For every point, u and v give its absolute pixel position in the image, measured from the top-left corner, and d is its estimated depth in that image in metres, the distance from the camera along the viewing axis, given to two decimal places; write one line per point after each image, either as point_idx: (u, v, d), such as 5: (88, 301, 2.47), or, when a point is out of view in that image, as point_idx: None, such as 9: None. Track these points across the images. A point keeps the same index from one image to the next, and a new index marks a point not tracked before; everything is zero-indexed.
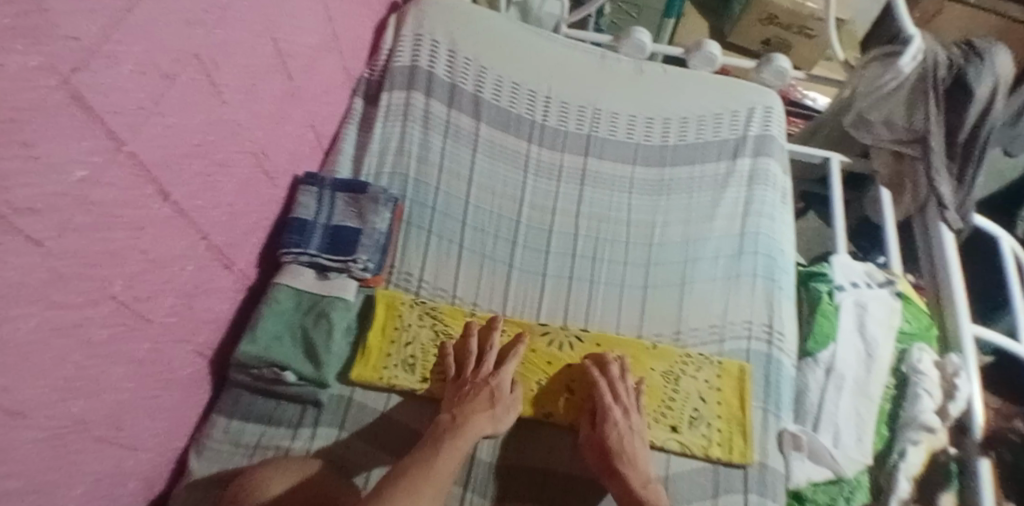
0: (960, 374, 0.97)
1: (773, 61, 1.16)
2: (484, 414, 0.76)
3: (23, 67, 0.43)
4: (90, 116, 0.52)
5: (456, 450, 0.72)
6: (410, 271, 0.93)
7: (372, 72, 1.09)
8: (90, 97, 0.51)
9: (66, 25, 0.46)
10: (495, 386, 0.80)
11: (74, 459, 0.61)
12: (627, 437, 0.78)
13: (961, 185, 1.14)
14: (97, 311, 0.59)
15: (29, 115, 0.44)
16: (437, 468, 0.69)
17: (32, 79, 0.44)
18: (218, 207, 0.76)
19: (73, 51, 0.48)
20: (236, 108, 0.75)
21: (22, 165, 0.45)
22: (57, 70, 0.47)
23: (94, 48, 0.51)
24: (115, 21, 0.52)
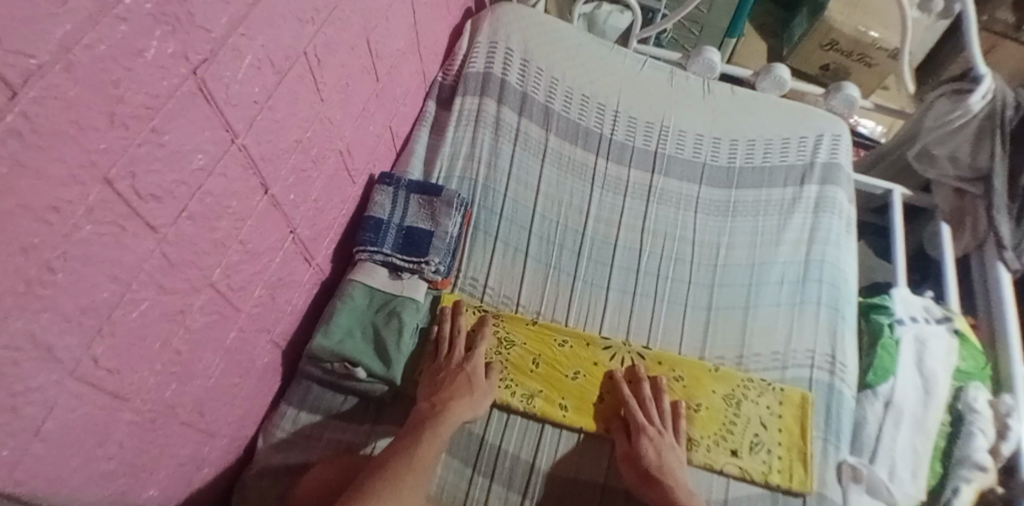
0: (1013, 414, 0.93)
1: (843, 89, 1.15)
2: (463, 401, 0.78)
3: (160, 53, 0.44)
4: (213, 108, 0.53)
5: (435, 438, 0.73)
6: (477, 277, 0.94)
7: (445, 76, 1.11)
8: (216, 88, 0.53)
9: (200, 15, 0.47)
10: (470, 370, 0.82)
11: (160, 441, 0.62)
12: (667, 451, 0.78)
13: (1020, 224, 1.11)
14: (199, 299, 0.60)
15: (162, 102, 0.46)
16: (415, 455, 0.70)
17: (166, 66, 0.45)
18: (306, 202, 0.77)
19: (204, 42, 0.49)
20: (331, 106, 0.77)
21: (151, 151, 0.46)
22: (189, 60, 0.48)
23: (222, 40, 0.52)
24: (242, 15, 0.53)
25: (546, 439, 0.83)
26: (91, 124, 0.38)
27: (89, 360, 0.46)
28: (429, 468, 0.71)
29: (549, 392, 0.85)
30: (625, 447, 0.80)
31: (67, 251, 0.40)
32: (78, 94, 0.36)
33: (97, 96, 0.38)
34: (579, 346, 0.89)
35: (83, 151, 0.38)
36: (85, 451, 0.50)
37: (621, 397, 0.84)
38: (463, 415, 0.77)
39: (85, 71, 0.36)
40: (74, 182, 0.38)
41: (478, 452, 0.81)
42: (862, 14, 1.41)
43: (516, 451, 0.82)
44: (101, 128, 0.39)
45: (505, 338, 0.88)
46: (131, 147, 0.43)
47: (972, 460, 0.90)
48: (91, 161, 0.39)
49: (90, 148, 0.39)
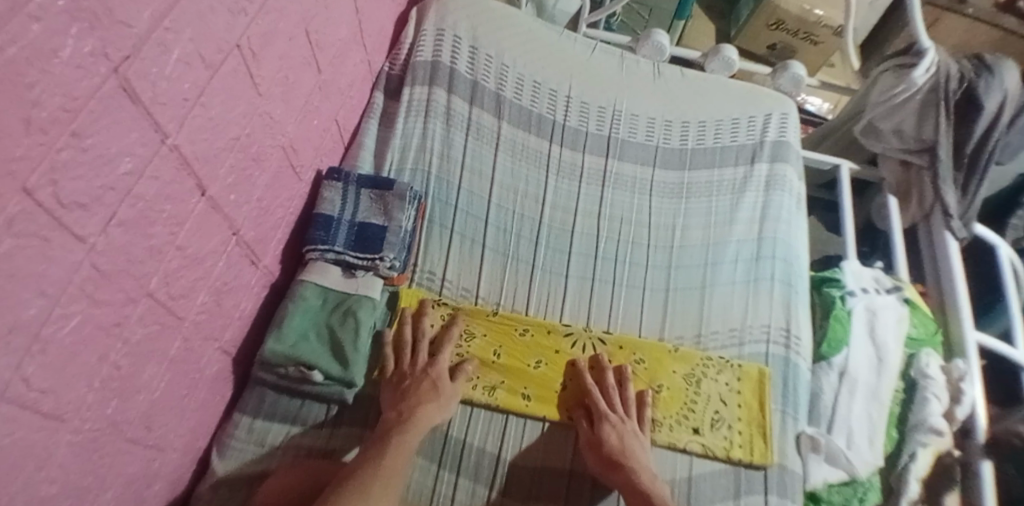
0: (965, 378, 0.97)
1: (790, 68, 1.17)
2: (429, 405, 0.77)
3: (77, 53, 0.41)
4: (139, 107, 0.50)
5: (404, 447, 0.71)
6: (435, 270, 0.93)
7: (392, 66, 1.08)
8: (142, 87, 0.50)
9: (120, 10, 0.44)
10: (435, 375, 0.80)
11: (107, 460, 0.59)
12: (630, 436, 0.79)
13: (965, 194, 1.17)
14: (136, 310, 0.57)
15: (82, 103, 0.43)
16: (386, 464, 0.68)
17: (84, 65, 0.42)
18: (249, 202, 0.75)
19: (126, 38, 0.46)
20: (271, 101, 0.74)
21: (73, 157, 0.43)
22: (110, 58, 0.45)
23: (146, 35, 0.48)
24: (168, 7, 0.50)
25: (511, 430, 0.83)
26: (8, 131, 0.35)
27: (18, 381, 0.43)
28: (400, 475, 0.69)
29: (511, 382, 0.85)
30: (585, 430, 0.81)
31: None
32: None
33: (11, 101, 0.35)
34: (544, 337, 0.88)
35: (2, 160, 0.35)
36: (22, 478, 0.47)
37: (584, 384, 0.84)
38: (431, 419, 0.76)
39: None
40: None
41: (442, 448, 0.80)
42: None
43: (481, 444, 0.81)
44: (18, 135, 0.36)
45: (467, 333, 0.87)
46: (52, 152, 0.40)
47: (928, 425, 0.93)
48: (10, 171, 0.36)
49: (10, 156, 0.36)
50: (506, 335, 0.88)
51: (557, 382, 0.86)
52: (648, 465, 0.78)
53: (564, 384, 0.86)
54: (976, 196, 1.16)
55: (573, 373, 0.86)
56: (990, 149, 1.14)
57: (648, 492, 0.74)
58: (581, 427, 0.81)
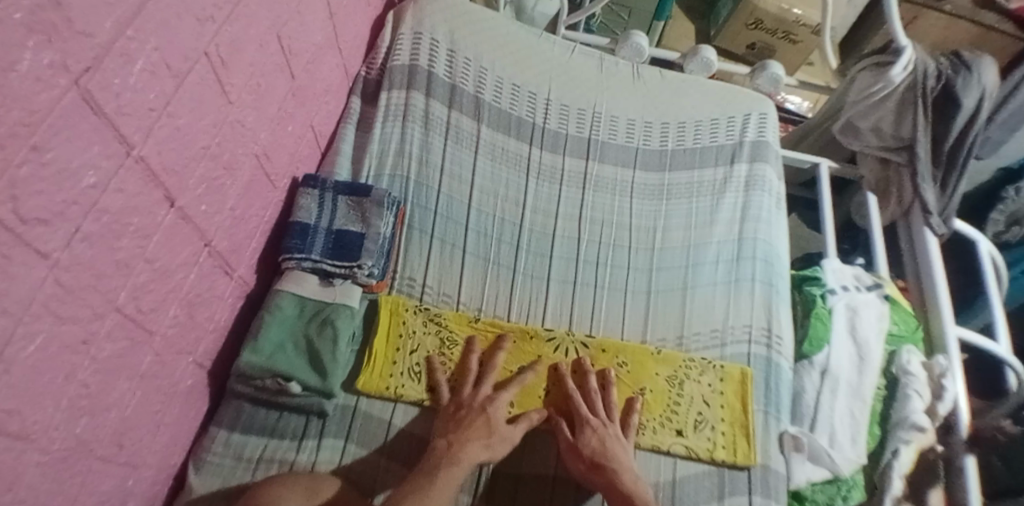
0: (947, 375, 0.98)
1: (768, 68, 1.18)
2: (479, 441, 0.75)
3: (36, 66, 0.40)
4: (102, 118, 0.49)
5: (451, 477, 0.70)
6: (413, 278, 0.92)
7: (369, 70, 1.07)
8: (104, 98, 0.48)
9: (81, 20, 0.43)
10: (491, 415, 0.78)
11: (77, 480, 0.57)
12: (612, 440, 0.78)
13: (944, 190, 1.17)
14: (103, 325, 0.56)
15: (42, 117, 0.41)
16: (432, 495, 0.67)
17: (44, 78, 0.41)
18: (222, 212, 0.73)
19: (87, 49, 0.45)
20: (242, 108, 0.73)
21: (33, 172, 0.42)
22: (70, 69, 0.43)
23: (108, 45, 0.47)
24: (131, 16, 0.49)
25: None
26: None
27: None
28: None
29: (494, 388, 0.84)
30: (566, 436, 0.79)
31: None
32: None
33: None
34: (525, 342, 0.88)
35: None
36: None
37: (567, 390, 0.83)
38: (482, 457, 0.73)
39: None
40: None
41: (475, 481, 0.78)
42: None
43: None
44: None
45: (447, 339, 0.86)
46: (11, 168, 0.39)
47: (910, 422, 0.92)
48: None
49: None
50: (488, 341, 0.87)
51: (538, 388, 0.85)
52: (630, 468, 0.77)
53: (545, 389, 0.85)
54: (955, 191, 1.15)
55: (554, 379, 0.85)
56: (969, 145, 1.14)
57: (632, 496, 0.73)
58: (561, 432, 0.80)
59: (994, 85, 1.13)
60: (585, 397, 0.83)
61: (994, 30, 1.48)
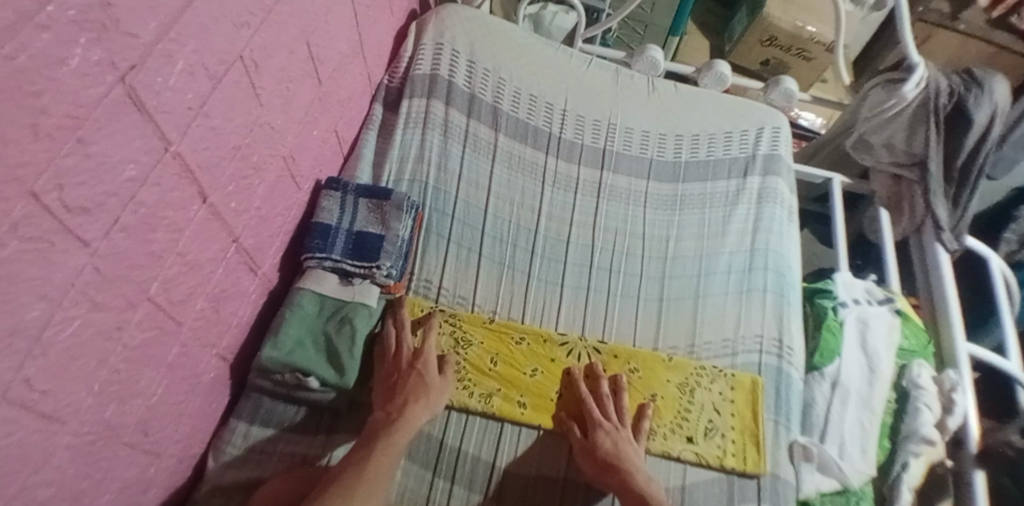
0: (957, 389, 0.98)
1: (782, 83, 1.19)
2: (419, 404, 0.77)
3: (85, 61, 0.42)
4: (143, 115, 0.51)
5: (394, 444, 0.72)
6: (431, 280, 0.94)
7: (392, 78, 1.11)
8: (146, 96, 0.51)
9: (126, 21, 0.46)
10: (421, 368, 0.81)
11: (103, 465, 0.59)
12: (621, 441, 0.79)
13: (956, 206, 1.19)
14: (135, 314, 0.58)
15: (87, 111, 0.44)
16: (372, 462, 0.69)
17: (91, 74, 0.43)
18: (249, 210, 0.76)
19: (132, 48, 0.48)
20: (272, 111, 0.76)
21: (77, 163, 0.44)
22: (117, 67, 0.46)
23: (150, 46, 0.50)
24: (173, 19, 0.52)
25: (506, 438, 0.83)
26: (12, 137, 0.37)
27: (18, 383, 0.44)
28: (387, 475, 0.69)
29: (506, 388, 0.86)
30: (577, 437, 0.81)
31: None
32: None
33: (16, 107, 0.36)
34: (537, 345, 0.89)
35: (8, 166, 0.37)
36: (19, 478, 0.47)
37: (578, 393, 0.85)
38: (426, 416, 0.77)
39: (6, 83, 0.35)
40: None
41: (437, 455, 0.81)
42: (799, 10, 1.45)
43: (476, 452, 0.82)
44: (23, 141, 0.38)
45: (462, 338, 0.88)
46: (57, 158, 0.42)
47: (920, 434, 0.93)
48: (15, 176, 0.38)
49: (14, 162, 0.37)
50: (502, 343, 0.89)
51: (550, 391, 0.86)
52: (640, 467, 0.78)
53: (554, 391, 0.86)
54: (966, 209, 1.17)
55: (564, 382, 0.87)
56: (980, 164, 1.16)
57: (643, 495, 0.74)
58: (572, 434, 0.81)
59: (1006, 102, 1.14)
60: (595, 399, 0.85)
61: (1007, 49, 1.49)
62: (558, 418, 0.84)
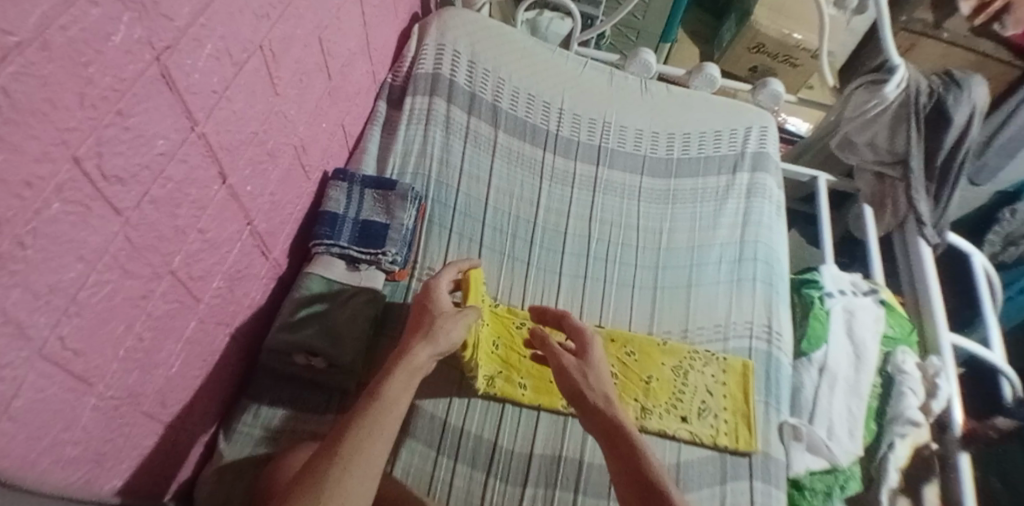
0: (940, 374, 1.02)
1: (769, 85, 1.25)
2: (421, 341, 0.75)
3: (127, 38, 0.46)
4: (175, 95, 0.55)
5: (389, 404, 0.66)
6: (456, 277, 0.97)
7: (395, 77, 1.15)
8: (177, 76, 0.55)
9: (163, 4, 0.50)
10: (432, 304, 0.81)
11: (123, 431, 0.62)
12: (594, 375, 0.80)
13: (938, 203, 1.24)
14: (159, 285, 0.61)
15: (128, 86, 0.48)
16: (345, 441, 0.60)
17: (133, 50, 0.47)
18: (263, 195, 0.80)
19: (167, 30, 0.52)
20: (287, 101, 0.80)
21: (117, 134, 0.48)
22: (154, 47, 0.50)
23: (183, 30, 0.54)
24: (204, 6, 0.57)
25: (507, 420, 0.87)
26: (63, 102, 0.41)
27: (55, 339, 0.47)
28: (371, 448, 0.61)
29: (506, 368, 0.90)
30: (570, 360, 0.82)
31: (38, 227, 0.41)
32: (52, 72, 0.39)
33: (68, 75, 0.40)
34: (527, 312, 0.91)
35: (57, 129, 0.41)
36: (51, 433, 0.50)
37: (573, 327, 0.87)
38: (430, 350, 0.74)
39: (60, 50, 0.39)
40: (48, 158, 0.40)
41: (441, 435, 0.84)
42: (785, 18, 1.52)
43: (479, 432, 0.86)
44: (72, 108, 0.42)
45: None
46: (100, 127, 0.46)
47: (906, 417, 0.97)
48: (63, 139, 0.42)
49: (63, 126, 0.41)
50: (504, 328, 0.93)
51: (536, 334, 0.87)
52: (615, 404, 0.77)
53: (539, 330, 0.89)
54: (947, 205, 1.22)
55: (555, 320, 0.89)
56: (959, 162, 1.22)
57: (623, 427, 0.73)
58: (558, 354, 0.83)
59: (984, 101, 1.18)
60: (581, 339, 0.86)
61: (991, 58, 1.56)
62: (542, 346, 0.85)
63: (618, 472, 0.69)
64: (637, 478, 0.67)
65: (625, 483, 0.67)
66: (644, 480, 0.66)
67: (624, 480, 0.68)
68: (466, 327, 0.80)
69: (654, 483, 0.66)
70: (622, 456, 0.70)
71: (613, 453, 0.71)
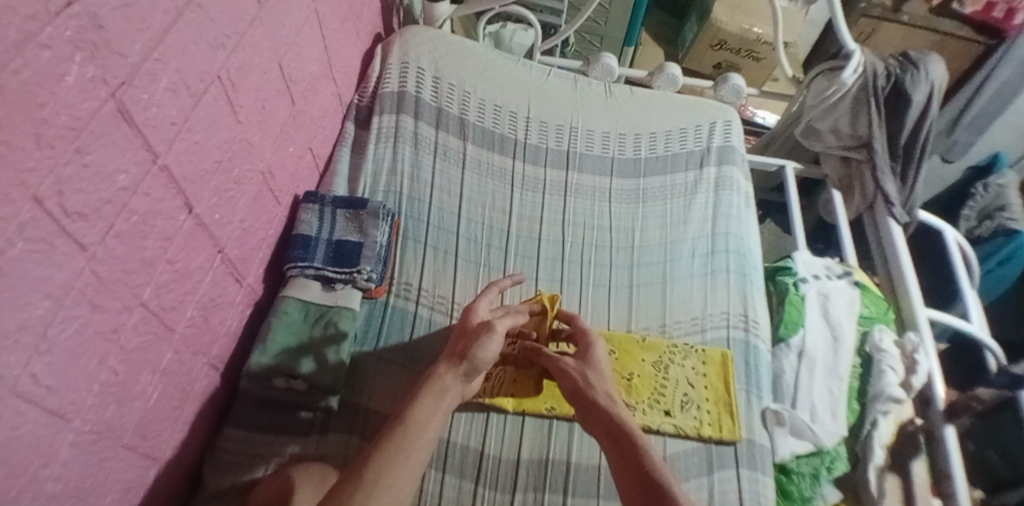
0: (919, 350, 1.03)
1: (729, 80, 1.28)
2: (450, 370, 0.78)
3: (80, 77, 0.48)
4: (133, 129, 0.56)
5: (412, 436, 0.68)
6: (500, 299, 0.99)
7: (361, 98, 1.17)
8: (134, 110, 0.56)
9: (115, 42, 0.52)
10: (468, 327, 0.84)
11: (104, 465, 0.62)
12: (595, 375, 0.80)
13: (905, 184, 1.26)
14: (130, 318, 0.62)
15: (84, 123, 0.49)
16: (366, 479, 0.61)
17: (86, 88, 0.49)
18: (232, 222, 0.81)
19: (120, 66, 0.53)
20: (250, 128, 0.82)
21: (76, 171, 0.49)
22: (107, 83, 0.51)
23: (137, 65, 0.56)
24: (157, 41, 0.58)
25: (493, 428, 0.88)
26: (19, 143, 0.42)
27: (26, 377, 0.48)
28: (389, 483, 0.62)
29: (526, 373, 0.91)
30: (570, 363, 0.83)
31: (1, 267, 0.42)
32: (6, 115, 0.40)
33: (24, 117, 0.42)
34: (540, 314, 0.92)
35: (15, 171, 0.42)
36: (29, 470, 0.50)
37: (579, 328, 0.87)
38: (451, 377, 0.77)
39: (13, 94, 0.40)
40: (6, 199, 0.41)
41: None
42: (743, 14, 1.56)
43: (465, 442, 0.86)
44: (29, 148, 0.43)
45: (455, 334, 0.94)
46: (58, 166, 0.47)
47: (887, 394, 0.98)
48: (21, 180, 0.43)
49: (21, 167, 0.42)
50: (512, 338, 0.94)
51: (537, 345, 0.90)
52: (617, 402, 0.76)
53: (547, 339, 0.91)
54: (914, 185, 1.25)
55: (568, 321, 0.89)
56: (921, 141, 1.25)
57: (625, 426, 0.71)
58: (558, 358, 0.84)
59: (941, 80, 1.22)
60: (586, 342, 0.87)
61: (953, 36, 1.56)
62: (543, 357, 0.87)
63: (621, 472, 0.67)
64: (637, 475, 0.65)
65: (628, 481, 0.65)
66: (647, 476, 0.64)
67: (628, 479, 0.65)
68: (497, 339, 0.81)
69: (657, 481, 0.64)
70: (624, 453, 0.68)
71: (616, 453, 0.69)
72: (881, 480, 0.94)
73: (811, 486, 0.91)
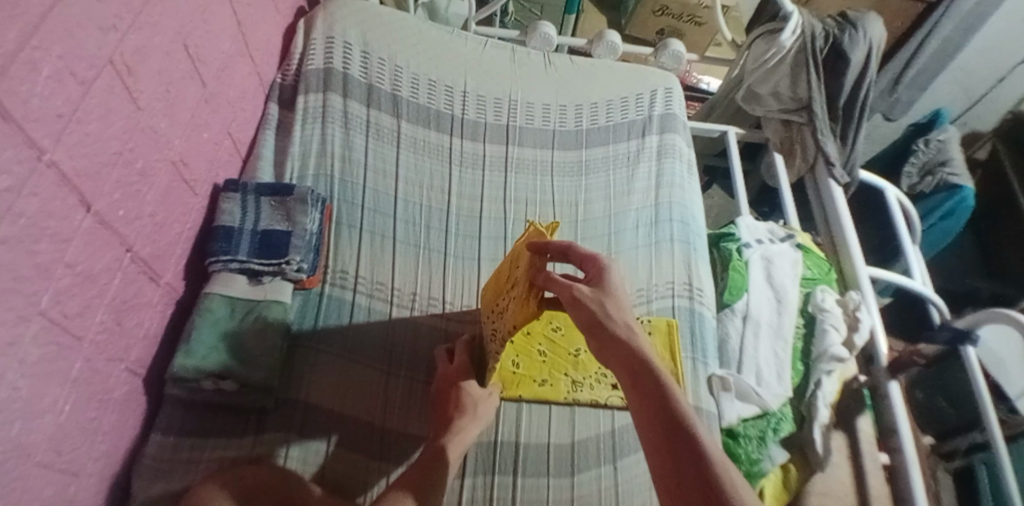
0: (861, 308, 1.04)
1: (670, 45, 1.25)
2: (466, 419, 0.77)
3: None
4: (13, 125, 0.51)
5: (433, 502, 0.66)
6: (442, 283, 0.96)
7: (285, 76, 1.10)
8: (13, 104, 0.50)
9: None
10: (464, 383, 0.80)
11: (20, 485, 0.57)
12: (614, 305, 0.63)
13: (845, 144, 1.28)
14: (29, 328, 0.56)
15: None
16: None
17: None
18: (140, 217, 0.75)
19: None
20: (155, 115, 0.75)
21: None
22: None
23: (12, 55, 0.50)
24: (33, 28, 0.52)
25: None
26: None
27: None
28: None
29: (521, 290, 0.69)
30: (584, 290, 0.64)
31: None
32: None
33: None
34: (536, 238, 0.72)
35: None
36: None
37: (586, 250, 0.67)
38: (474, 434, 0.77)
39: None
40: None
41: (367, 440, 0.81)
42: None
43: (403, 428, 0.83)
44: None
45: (397, 321, 0.91)
46: None
47: (830, 354, 0.99)
48: None
49: None
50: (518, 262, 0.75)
51: (537, 260, 0.70)
52: (639, 335, 0.60)
53: (545, 255, 0.69)
54: (853, 145, 1.27)
55: (562, 249, 0.67)
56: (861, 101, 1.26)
57: (647, 362, 0.56)
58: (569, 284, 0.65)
59: (880, 38, 1.23)
60: (598, 266, 0.68)
61: None
62: (546, 284, 0.67)
63: (640, 413, 0.54)
64: (660, 412, 0.52)
65: (649, 424, 0.52)
66: (669, 416, 0.51)
67: (648, 424, 0.52)
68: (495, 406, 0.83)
69: (677, 417, 0.51)
70: (645, 393, 0.54)
71: (634, 393, 0.55)
72: (826, 438, 0.96)
73: (758, 448, 0.91)
